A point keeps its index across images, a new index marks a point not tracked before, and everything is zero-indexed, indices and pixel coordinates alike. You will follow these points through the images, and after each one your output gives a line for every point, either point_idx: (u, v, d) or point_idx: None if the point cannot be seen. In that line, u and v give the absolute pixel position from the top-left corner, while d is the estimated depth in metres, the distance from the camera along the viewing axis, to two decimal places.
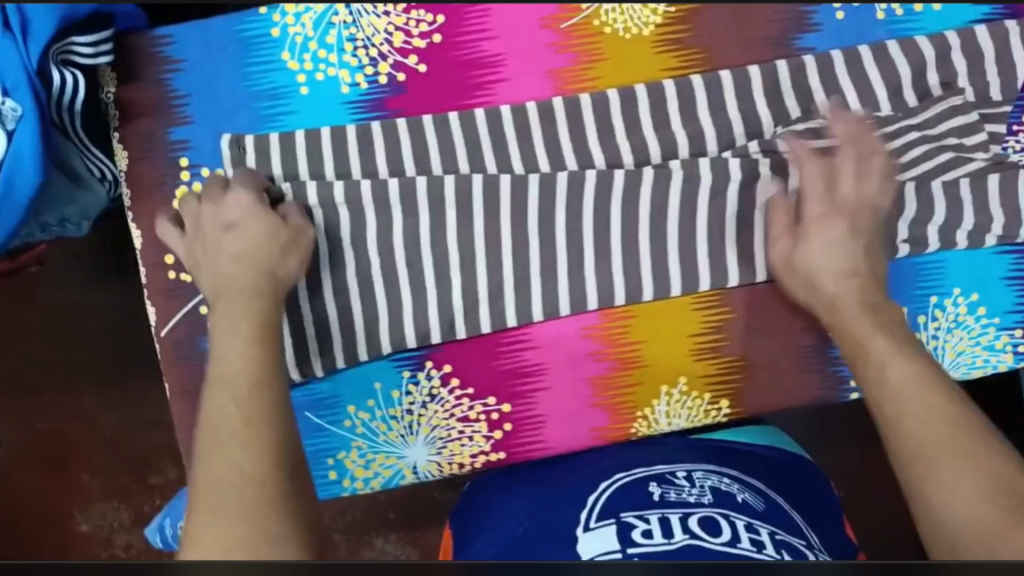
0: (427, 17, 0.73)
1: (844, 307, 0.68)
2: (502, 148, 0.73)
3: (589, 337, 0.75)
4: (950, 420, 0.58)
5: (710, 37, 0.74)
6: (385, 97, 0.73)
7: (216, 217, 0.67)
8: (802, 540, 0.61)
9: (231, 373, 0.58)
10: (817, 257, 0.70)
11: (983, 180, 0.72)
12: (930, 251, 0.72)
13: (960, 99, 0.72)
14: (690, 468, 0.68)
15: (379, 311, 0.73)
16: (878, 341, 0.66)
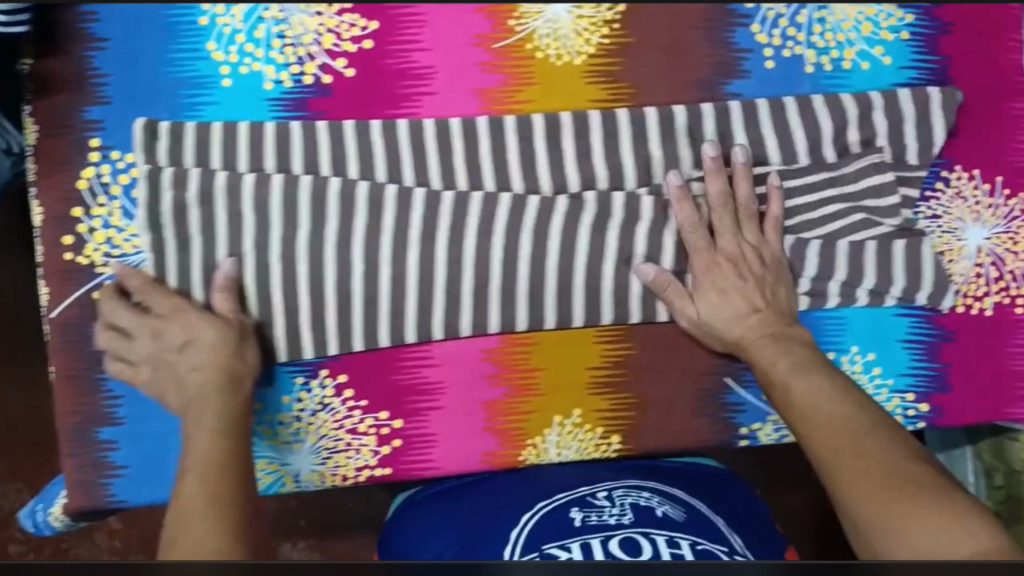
0: (360, 21, 0.72)
1: (748, 343, 0.72)
2: (422, 163, 0.73)
3: (489, 361, 0.76)
4: (865, 435, 0.65)
5: (640, 73, 0.73)
6: (308, 97, 0.72)
7: (169, 328, 0.72)
8: (724, 547, 0.64)
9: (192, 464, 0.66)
10: (725, 299, 0.72)
11: (887, 245, 0.74)
12: (830, 305, 0.75)
13: (877, 157, 0.73)
14: (611, 488, 0.70)
15: (289, 308, 0.74)
16: (779, 365, 0.70)
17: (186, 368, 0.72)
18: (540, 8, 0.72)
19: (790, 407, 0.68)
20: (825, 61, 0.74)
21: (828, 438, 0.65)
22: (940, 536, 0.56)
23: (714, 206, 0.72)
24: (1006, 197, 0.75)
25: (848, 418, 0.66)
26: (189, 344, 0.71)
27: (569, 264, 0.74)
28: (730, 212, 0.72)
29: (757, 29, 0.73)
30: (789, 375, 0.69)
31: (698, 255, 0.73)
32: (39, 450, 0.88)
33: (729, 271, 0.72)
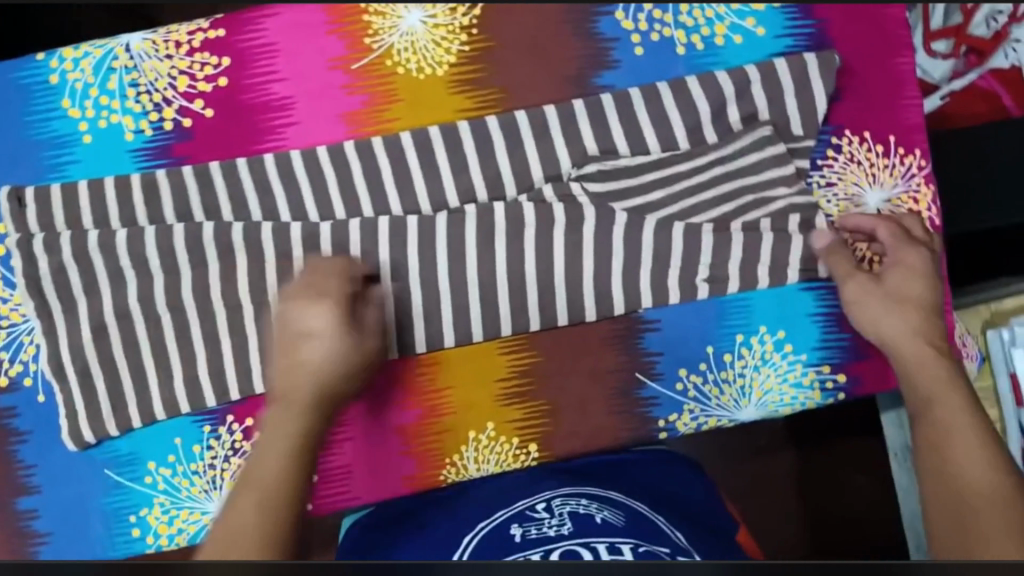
0: (212, 59, 0.71)
1: (907, 343, 0.67)
2: (296, 196, 0.71)
3: (394, 386, 0.74)
4: (977, 448, 0.60)
5: (507, 77, 0.72)
6: (170, 143, 0.71)
7: (306, 317, 0.68)
8: (668, 548, 0.55)
9: (259, 484, 0.60)
10: (886, 313, 0.68)
11: (783, 220, 0.71)
12: (732, 291, 0.73)
13: (767, 130, 0.70)
14: (550, 499, 0.64)
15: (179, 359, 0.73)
16: (940, 371, 0.65)
17: (311, 354, 0.67)
18: (394, 23, 0.71)
19: (937, 424, 0.62)
20: (695, 41, 0.71)
21: (962, 451, 0.60)
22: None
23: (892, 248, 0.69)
24: (902, 155, 0.72)
25: (974, 430, 0.61)
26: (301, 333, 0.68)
27: (462, 282, 0.72)
28: (898, 234, 0.69)
29: (622, 16, 0.72)
30: (932, 390, 0.64)
31: (845, 283, 0.69)
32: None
33: (922, 312, 0.68)
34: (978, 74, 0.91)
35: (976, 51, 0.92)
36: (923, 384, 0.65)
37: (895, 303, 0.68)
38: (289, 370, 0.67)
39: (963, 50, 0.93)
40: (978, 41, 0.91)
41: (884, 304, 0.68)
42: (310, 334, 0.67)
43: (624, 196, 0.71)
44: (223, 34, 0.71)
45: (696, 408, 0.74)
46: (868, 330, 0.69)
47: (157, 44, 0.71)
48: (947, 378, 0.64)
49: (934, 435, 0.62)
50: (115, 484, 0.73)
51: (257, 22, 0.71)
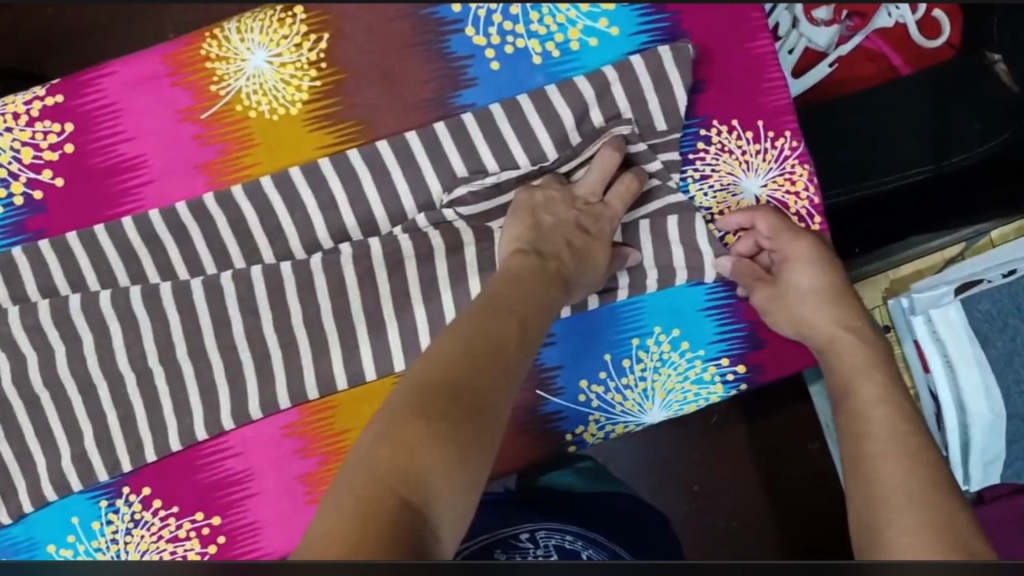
0: (54, 127, 0.68)
1: (825, 330, 0.68)
2: (163, 257, 0.69)
3: (291, 436, 0.72)
4: (892, 440, 0.58)
5: (365, 108, 0.69)
6: (24, 219, 0.69)
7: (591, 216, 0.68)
8: None
9: (460, 372, 0.55)
10: (804, 309, 0.68)
11: (661, 221, 0.71)
12: (621, 297, 0.71)
13: (627, 129, 0.69)
14: (534, 529, 0.65)
15: (64, 438, 0.71)
16: (856, 360, 0.66)
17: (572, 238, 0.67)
18: (239, 66, 0.69)
19: (858, 412, 0.62)
20: (551, 48, 0.70)
21: (878, 441, 0.59)
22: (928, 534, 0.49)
23: (777, 239, 0.69)
24: (772, 138, 0.71)
25: (892, 424, 0.60)
26: (586, 237, 0.67)
27: (348, 322, 0.70)
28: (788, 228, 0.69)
29: (472, 32, 0.70)
30: (850, 378, 0.65)
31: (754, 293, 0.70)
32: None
33: (830, 291, 0.69)
34: (863, 36, 0.84)
35: (859, 14, 0.84)
36: (841, 363, 0.66)
37: (807, 294, 0.69)
38: (512, 298, 0.62)
39: (845, 15, 0.84)
40: (858, 4, 0.84)
41: (799, 300, 0.69)
42: (590, 232, 0.67)
43: (499, 214, 0.70)
44: (62, 99, 0.69)
45: (601, 417, 0.73)
46: (790, 328, 0.69)
47: None
48: (866, 366, 0.65)
49: (855, 426, 0.61)
50: None
51: (94, 83, 0.69)
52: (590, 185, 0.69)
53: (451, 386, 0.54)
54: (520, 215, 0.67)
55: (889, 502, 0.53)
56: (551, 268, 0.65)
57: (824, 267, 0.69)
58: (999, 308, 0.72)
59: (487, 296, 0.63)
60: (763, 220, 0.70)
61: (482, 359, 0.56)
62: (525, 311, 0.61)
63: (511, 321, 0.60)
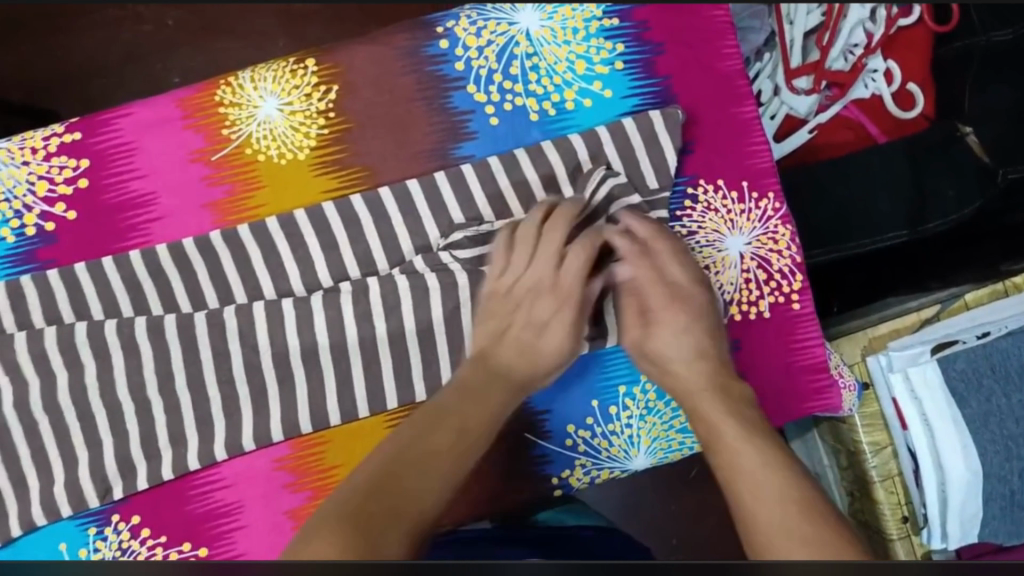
0: (71, 162, 0.71)
1: (690, 388, 0.71)
2: (168, 293, 0.71)
3: (283, 469, 0.73)
4: (768, 476, 0.60)
5: (369, 155, 0.73)
6: (35, 248, 0.71)
7: (533, 311, 0.72)
8: None
9: (415, 488, 0.60)
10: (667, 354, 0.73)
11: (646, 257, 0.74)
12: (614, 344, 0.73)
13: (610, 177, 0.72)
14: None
15: (57, 464, 0.72)
16: (708, 404, 0.69)
17: (530, 340, 0.72)
18: (251, 113, 0.72)
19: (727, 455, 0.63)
20: (547, 106, 0.73)
21: (749, 476, 0.60)
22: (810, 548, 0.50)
23: (637, 280, 0.73)
24: (756, 199, 0.75)
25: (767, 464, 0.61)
26: (540, 330, 0.72)
27: (343, 359, 0.72)
28: (655, 266, 0.72)
29: (473, 89, 0.73)
30: (711, 430, 0.66)
31: (642, 347, 0.73)
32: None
33: (698, 357, 0.72)
34: (841, 105, 0.88)
35: (837, 83, 0.89)
36: (704, 424, 0.68)
37: (666, 363, 0.73)
38: (449, 410, 0.68)
39: (823, 85, 0.89)
40: (837, 75, 0.88)
41: (660, 351, 0.73)
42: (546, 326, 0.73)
43: (492, 259, 0.73)
44: (80, 136, 0.72)
45: (587, 462, 0.75)
46: (666, 378, 0.73)
47: (13, 152, 0.71)
48: (723, 417, 0.67)
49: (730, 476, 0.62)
50: None
51: (111, 123, 0.72)
52: (539, 273, 0.72)
53: (383, 485, 0.59)
54: (479, 330, 0.72)
55: (771, 525, 0.54)
56: (517, 385, 0.71)
57: (699, 330, 0.73)
58: (974, 369, 0.74)
59: (433, 408, 0.68)
60: (670, 270, 0.73)
61: (433, 474, 0.62)
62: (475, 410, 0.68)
63: (449, 431, 0.66)
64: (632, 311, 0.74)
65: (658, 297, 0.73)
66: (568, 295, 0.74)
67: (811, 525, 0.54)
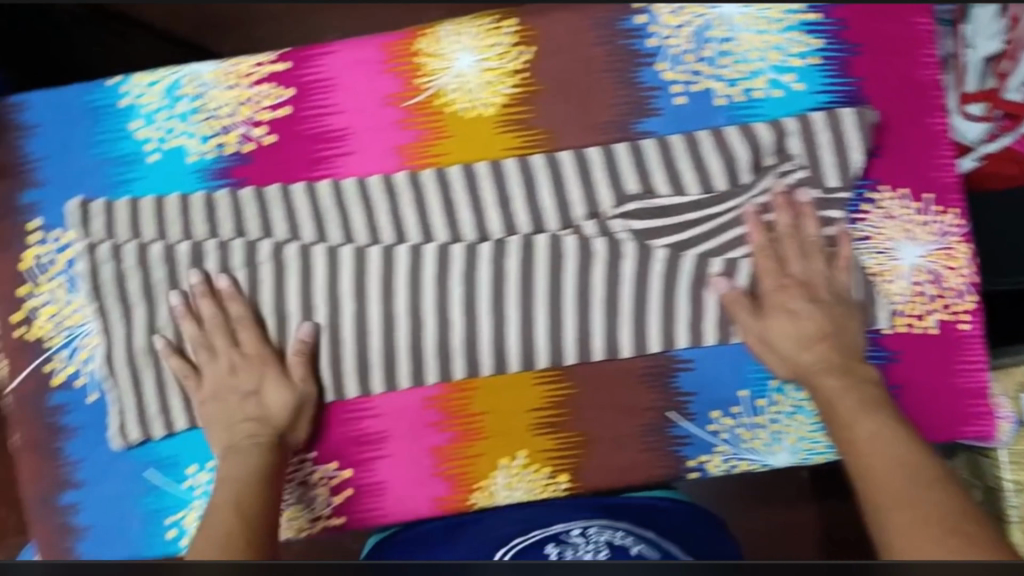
0: (275, 90, 0.75)
1: (828, 388, 0.71)
2: (348, 225, 0.75)
3: (431, 408, 0.77)
4: (902, 472, 0.64)
5: (553, 119, 0.74)
6: (232, 166, 0.75)
7: (742, 322, 0.73)
8: None
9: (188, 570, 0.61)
10: (787, 342, 0.72)
11: (816, 255, 0.73)
12: None
13: (789, 166, 0.73)
14: (586, 526, 0.67)
15: (220, 371, 0.76)
16: (845, 400, 0.70)
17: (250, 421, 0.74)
18: (447, 65, 0.74)
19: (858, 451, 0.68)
20: (736, 93, 0.73)
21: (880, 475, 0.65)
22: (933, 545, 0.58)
23: (755, 259, 0.73)
24: (938, 214, 0.74)
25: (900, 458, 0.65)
26: (258, 399, 0.74)
27: (502, 312, 0.75)
28: (797, 242, 0.73)
29: (664, 67, 0.74)
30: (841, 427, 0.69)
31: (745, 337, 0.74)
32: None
33: (835, 364, 0.72)
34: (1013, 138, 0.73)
35: (1013, 116, 0.73)
36: (830, 413, 0.71)
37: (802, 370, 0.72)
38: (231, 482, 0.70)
39: (997, 115, 0.74)
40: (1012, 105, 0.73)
41: (775, 337, 0.73)
42: (761, 324, 0.73)
43: (661, 234, 0.74)
44: (288, 67, 0.75)
45: (727, 450, 0.76)
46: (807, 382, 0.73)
47: (223, 74, 0.75)
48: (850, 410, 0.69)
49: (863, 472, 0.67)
50: (156, 484, 0.77)
51: (317, 59, 0.75)
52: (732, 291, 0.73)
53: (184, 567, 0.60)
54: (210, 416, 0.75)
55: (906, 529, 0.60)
56: (274, 441, 0.73)
57: (812, 310, 0.72)
58: None
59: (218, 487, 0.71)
60: (793, 262, 0.73)
61: (223, 523, 0.66)
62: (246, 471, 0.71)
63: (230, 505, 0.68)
64: (745, 305, 0.73)
65: (796, 307, 0.73)
66: (773, 296, 0.73)
67: (949, 526, 0.59)
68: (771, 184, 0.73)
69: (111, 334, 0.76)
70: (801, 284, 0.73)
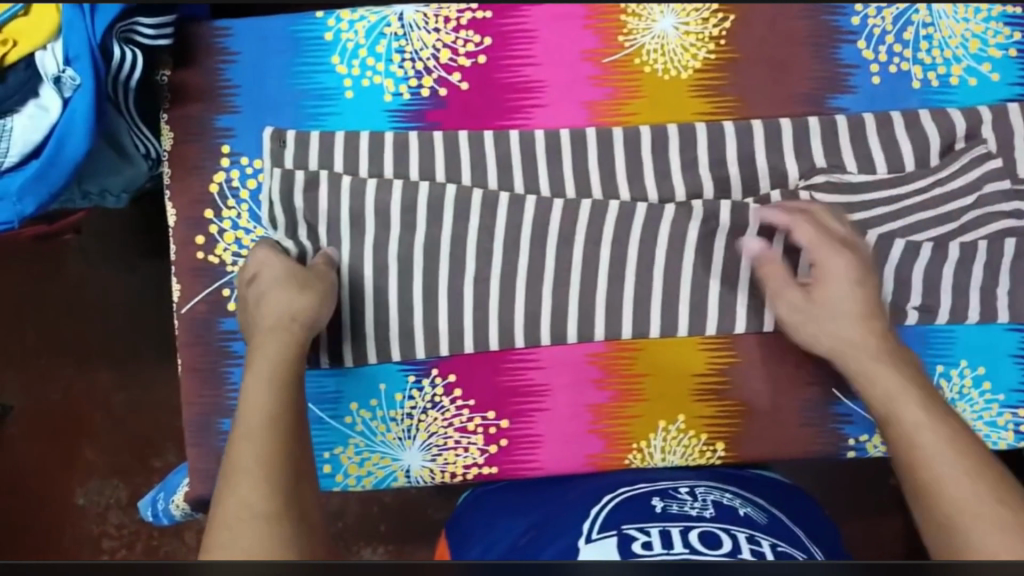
0: (474, 37, 0.76)
1: (891, 387, 0.65)
2: (533, 174, 0.76)
3: (595, 365, 0.77)
4: (975, 478, 0.56)
5: (746, 88, 0.75)
6: (425, 109, 0.76)
7: (792, 308, 0.71)
8: (804, 555, 0.61)
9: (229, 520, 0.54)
10: (834, 326, 0.69)
11: (999, 244, 0.73)
12: (968, 322, 0.74)
13: (982, 149, 0.73)
14: (693, 484, 0.70)
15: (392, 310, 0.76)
16: (908, 402, 0.63)
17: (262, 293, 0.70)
18: (648, 25, 0.76)
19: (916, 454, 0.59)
20: (931, 77, 0.75)
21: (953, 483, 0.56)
22: None
23: (814, 249, 0.71)
24: None
25: (974, 463, 0.57)
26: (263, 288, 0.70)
27: (676, 276, 0.75)
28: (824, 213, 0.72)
29: (863, 45, 0.75)
30: (904, 431, 0.61)
31: (777, 301, 0.72)
32: (149, 443, 0.99)
33: (882, 363, 0.67)
34: None
35: None
36: (894, 417, 0.63)
37: (827, 344, 0.70)
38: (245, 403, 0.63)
39: None
40: None
41: (823, 320, 0.70)
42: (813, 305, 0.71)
43: (849, 209, 0.73)
44: (489, 16, 0.76)
45: None
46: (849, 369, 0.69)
47: (428, 17, 0.76)
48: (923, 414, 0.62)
49: (928, 477, 0.58)
50: (317, 418, 0.77)
51: (521, 9, 0.76)
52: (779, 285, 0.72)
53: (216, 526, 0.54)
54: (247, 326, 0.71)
55: (996, 543, 0.51)
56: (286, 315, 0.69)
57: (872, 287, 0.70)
58: None
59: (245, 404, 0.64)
60: (831, 226, 0.71)
61: (261, 452, 0.59)
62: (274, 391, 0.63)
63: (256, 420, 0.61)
64: (784, 270, 0.72)
65: (835, 276, 0.70)
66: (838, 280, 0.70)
67: None
68: (965, 164, 0.73)
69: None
70: (854, 253, 0.71)
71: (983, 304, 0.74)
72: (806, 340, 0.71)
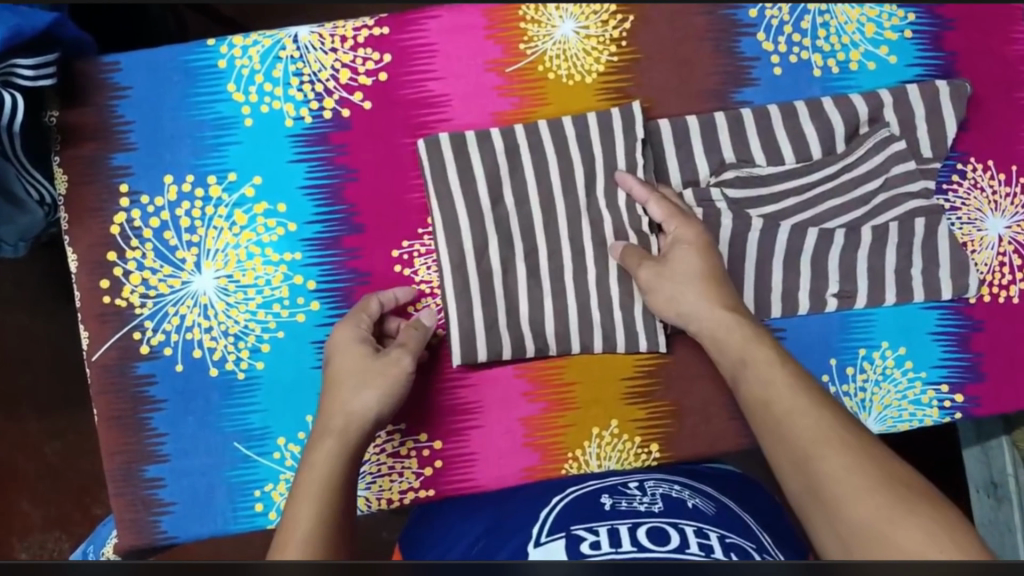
0: (373, 55, 0.74)
1: (755, 363, 0.64)
2: (444, 185, 0.73)
3: (524, 377, 0.76)
4: (824, 424, 0.58)
5: (652, 87, 0.75)
6: (328, 131, 0.75)
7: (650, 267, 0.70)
8: (754, 544, 0.59)
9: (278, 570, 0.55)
10: (682, 291, 0.69)
11: (911, 224, 0.74)
12: (887, 304, 0.75)
13: (886, 132, 0.74)
14: (643, 479, 0.70)
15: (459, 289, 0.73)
16: (756, 354, 0.65)
17: (343, 399, 0.68)
18: (549, 31, 0.75)
19: (770, 410, 0.61)
20: (832, 64, 0.75)
21: (804, 431, 0.58)
22: (893, 514, 0.50)
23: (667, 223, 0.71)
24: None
25: (840, 430, 0.57)
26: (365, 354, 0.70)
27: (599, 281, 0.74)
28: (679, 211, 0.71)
29: (762, 37, 0.75)
30: (762, 387, 0.62)
31: (638, 273, 0.70)
32: (88, 490, 0.95)
33: (740, 336, 0.66)
34: None
35: None
36: (749, 379, 0.64)
37: (693, 314, 0.68)
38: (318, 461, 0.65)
39: None
40: None
41: (662, 274, 0.69)
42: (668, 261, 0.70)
43: (761, 204, 0.74)
44: (387, 31, 0.75)
45: None
46: (710, 345, 0.68)
47: (324, 37, 0.74)
48: (774, 371, 0.63)
49: (801, 444, 0.57)
50: (244, 456, 0.75)
51: (419, 23, 0.75)
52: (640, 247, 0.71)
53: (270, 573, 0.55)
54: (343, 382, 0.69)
55: (849, 480, 0.53)
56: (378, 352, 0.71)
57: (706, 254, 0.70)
58: None
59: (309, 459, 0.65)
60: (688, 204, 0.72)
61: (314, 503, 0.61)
62: (320, 490, 0.62)
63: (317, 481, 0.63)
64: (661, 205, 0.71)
65: (694, 265, 0.69)
66: (691, 230, 0.70)
67: (890, 480, 0.53)
68: (869, 149, 0.74)
69: (207, 297, 0.75)
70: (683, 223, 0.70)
71: (898, 289, 0.74)
72: (665, 310, 0.70)
